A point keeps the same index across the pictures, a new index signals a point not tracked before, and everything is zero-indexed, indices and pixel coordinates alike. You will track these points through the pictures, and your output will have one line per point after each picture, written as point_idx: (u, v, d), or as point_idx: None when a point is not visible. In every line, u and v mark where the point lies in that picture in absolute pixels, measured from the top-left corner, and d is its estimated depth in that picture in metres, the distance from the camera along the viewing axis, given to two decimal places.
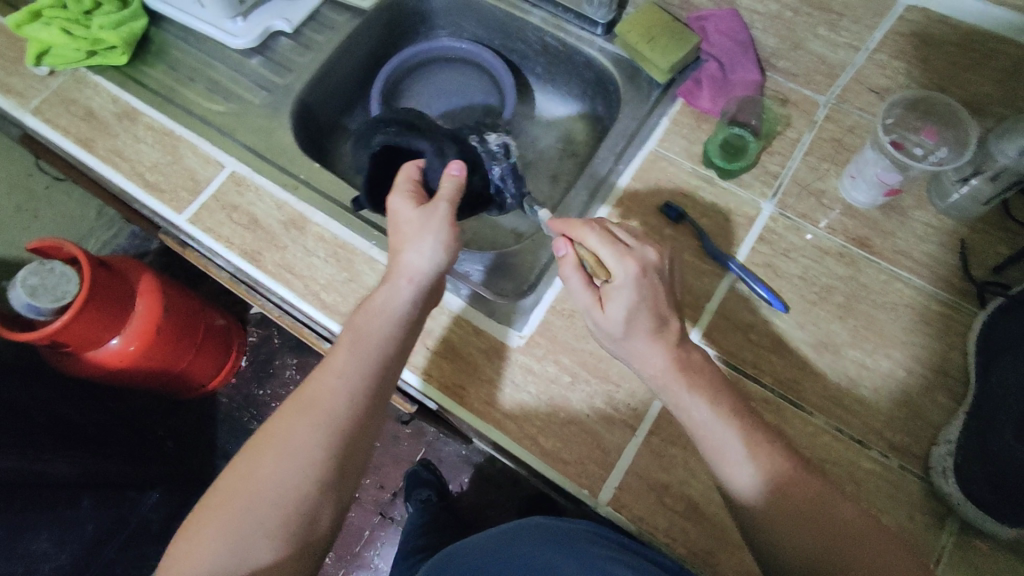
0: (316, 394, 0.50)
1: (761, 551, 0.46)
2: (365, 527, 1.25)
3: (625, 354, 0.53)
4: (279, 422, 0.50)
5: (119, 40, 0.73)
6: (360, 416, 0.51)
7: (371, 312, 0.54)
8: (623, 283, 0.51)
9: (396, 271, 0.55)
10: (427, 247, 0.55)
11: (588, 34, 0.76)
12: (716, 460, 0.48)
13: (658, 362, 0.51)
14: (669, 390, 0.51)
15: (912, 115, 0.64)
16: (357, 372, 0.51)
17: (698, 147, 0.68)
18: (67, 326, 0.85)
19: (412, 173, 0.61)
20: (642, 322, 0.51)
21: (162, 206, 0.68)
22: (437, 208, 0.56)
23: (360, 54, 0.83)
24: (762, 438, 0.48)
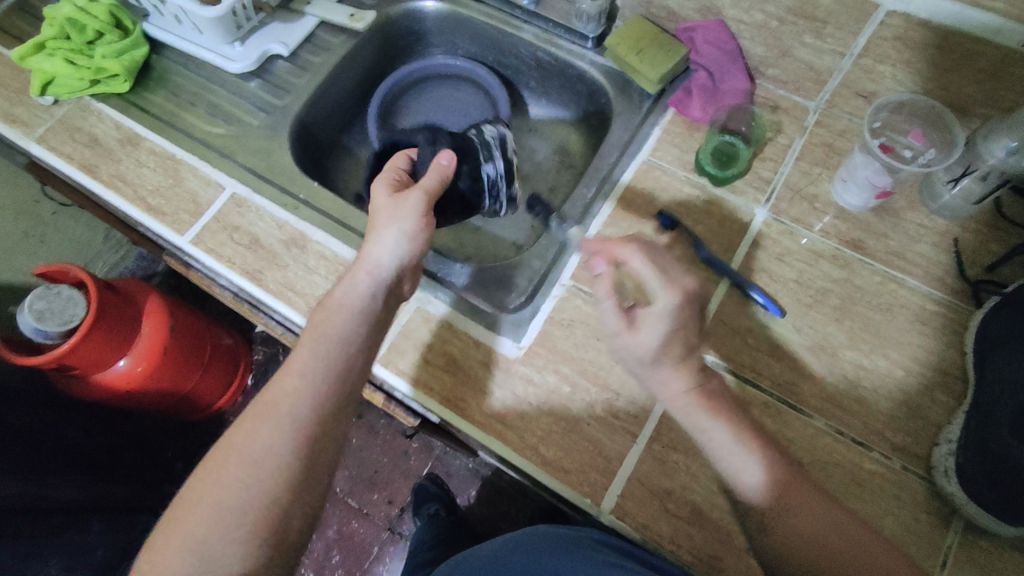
0: (276, 399, 0.50)
1: (764, 554, 0.50)
2: (374, 543, 1.25)
3: (653, 383, 0.56)
4: (240, 431, 0.49)
5: (121, 68, 0.75)
6: (323, 419, 0.50)
7: (333, 310, 0.54)
8: (657, 319, 0.54)
9: (360, 262, 0.56)
10: (392, 235, 0.57)
11: (578, 47, 0.78)
12: (728, 471, 0.51)
13: (681, 392, 0.54)
14: (689, 415, 0.53)
15: (899, 118, 0.65)
16: (319, 377, 0.51)
17: (690, 155, 0.69)
18: (74, 349, 0.86)
19: (399, 163, 0.64)
20: (674, 351, 0.55)
21: (165, 228, 0.69)
22: (408, 198, 0.58)
23: (357, 74, 0.85)
24: (772, 453, 0.51)
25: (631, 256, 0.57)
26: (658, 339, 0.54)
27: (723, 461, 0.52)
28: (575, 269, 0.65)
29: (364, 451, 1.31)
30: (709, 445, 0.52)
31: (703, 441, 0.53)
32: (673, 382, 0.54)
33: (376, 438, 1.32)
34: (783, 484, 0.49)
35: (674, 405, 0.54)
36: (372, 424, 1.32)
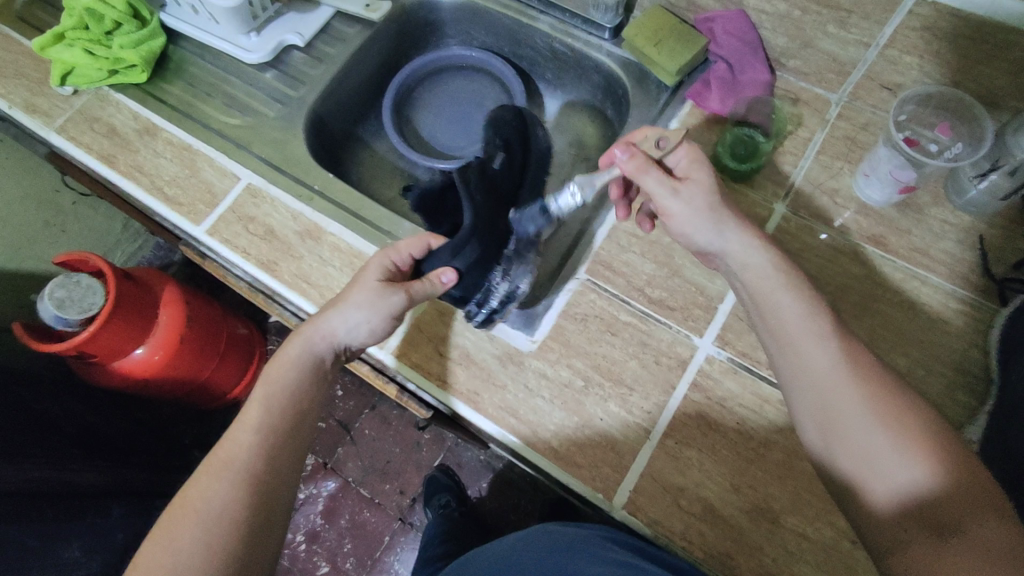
0: (229, 452, 0.52)
1: (868, 504, 0.45)
2: (385, 533, 1.27)
3: (759, 291, 0.53)
4: (194, 486, 0.50)
5: (139, 59, 0.75)
6: (274, 466, 0.52)
7: (288, 364, 0.56)
8: (694, 161, 0.59)
9: (319, 324, 0.57)
10: (354, 321, 0.57)
11: (596, 38, 0.76)
12: (822, 388, 0.48)
13: (802, 317, 0.51)
14: (784, 329, 0.51)
15: (926, 111, 0.63)
16: (270, 427, 0.53)
17: (708, 149, 0.68)
18: (93, 337, 0.87)
19: (414, 250, 0.62)
20: (721, 195, 0.58)
21: (182, 218, 0.70)
22: (388, 299, 0.57)
23: (372, 65, 0.84)
24: (869, 362, 0.48)
25: (650, 165, 0.57)
26: (714, 186, 0.57)
27: (808, 390, 0.49)
28: (589, 263, 0.64)
29: (377, 442, 1.32)
30: (801, 374, 0.50)
31: (796, 369, 0.50)
32: (789, 308, 0.51)
33: (388, 429, 1.32)
34: (902, 419, 0.45)
35: (773, 325, 0.52)
36: (385, 415, 1.33)
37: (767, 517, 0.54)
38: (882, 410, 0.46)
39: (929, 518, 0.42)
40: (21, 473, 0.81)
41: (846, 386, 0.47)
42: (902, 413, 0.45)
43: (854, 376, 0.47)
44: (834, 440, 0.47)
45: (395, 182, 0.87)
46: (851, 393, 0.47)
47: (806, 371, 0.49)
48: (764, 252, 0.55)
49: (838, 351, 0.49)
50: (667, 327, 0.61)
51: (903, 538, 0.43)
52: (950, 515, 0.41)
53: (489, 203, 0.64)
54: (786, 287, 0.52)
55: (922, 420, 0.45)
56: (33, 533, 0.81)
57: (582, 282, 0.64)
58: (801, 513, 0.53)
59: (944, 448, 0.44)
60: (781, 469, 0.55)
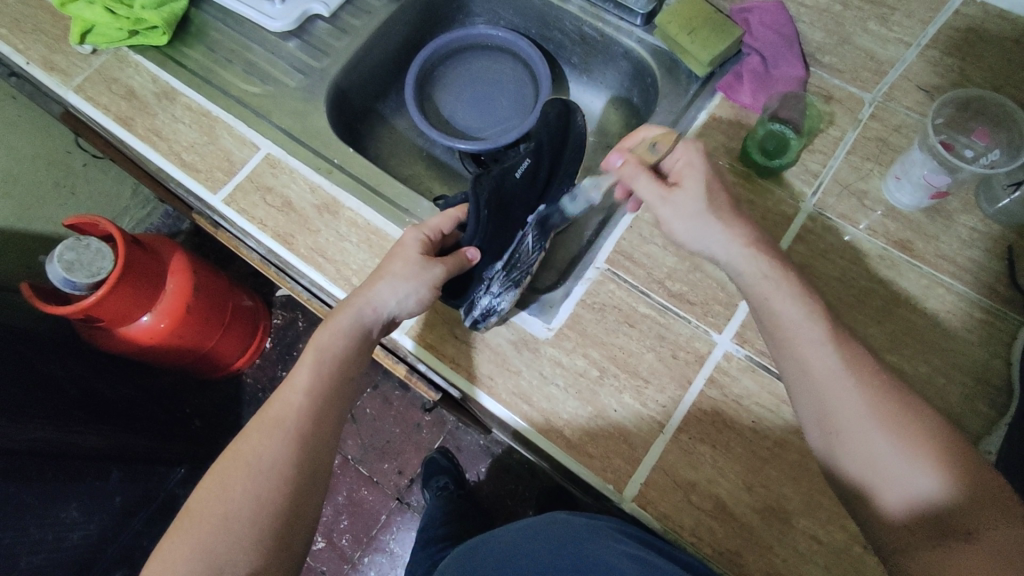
0: (278, 412, 0.52)
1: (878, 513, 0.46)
2: (382, 511, 1.27)
3: (760, 302, 0.52)
4: (245, 442, 0.51)
5: (160, 21, 0.74)
6: (320, 428, 0.53)
7: (336, 331, 0.55)
8: (692, 161, 0.57)
9: (365, 295, 0.55)
10: (402, 292, 0.55)
11: (627, 24, 0.75)
12: (821, 394, 0.48)
13: (801, 322, 0.50)
14: (788, 339, 0.50)
15: (965, 116, 0.62)
16: (319, 390, 0.53)
17: (737, 143, 0.67)
18: (101, 301, 0.87)
19: (444, 225, 0.60)
20: (720, 199, 0.55)
21: (199, 186, 0.69)
22: (432, 270, 0.56)
23: (397, 40, 0.83)
24: (869, 370, 0.48)
25: (640, 169, 0.57)
26: (704, 189, 0.55)
27: (812, 396, 0.49)
28: (610, 251, 0.63)
29: (378, 421, 1.31)
30: (804, 379, 0.49)
31: (798, 375, 0.50)
32: (789, 312, 0.50)
33: (390, 409, 1.32)
34: (907, 424, 0.45)
35: (771, 332, 0.51)
36: (387, 395, 1.33)
37: (778, 516, 0.53)
38: (888, 413, 0.46)
39: (939, 521, 0.43)
40: (27, 434, 0.81)
41: (850, 391, 0.47)
42: (905, 416, 0.46)
43: (858, 382, 0.47)
44: (841, 445, 0.47)
45: (413, 161, 0.86)
46: (855, 397, 0.47)
47: (806, 375, 0.49)
48: (765, 260, 0.52)
49: (837, 358, 0.48)
50: (687, 321, 0.60)
51: (910, 542, 0.43)
52: (959, 515, 0.42)
53: (496, 215, 0.61)
54: (791, 295, 0.51)
55: (928, 424, 0.46)
56: (31, 492, 0.82)
57: (602, 271, 0.63)
58: (812, 515, 0.53)
59: (950, 450, 0.45)
60: (795, 469, 0.54)
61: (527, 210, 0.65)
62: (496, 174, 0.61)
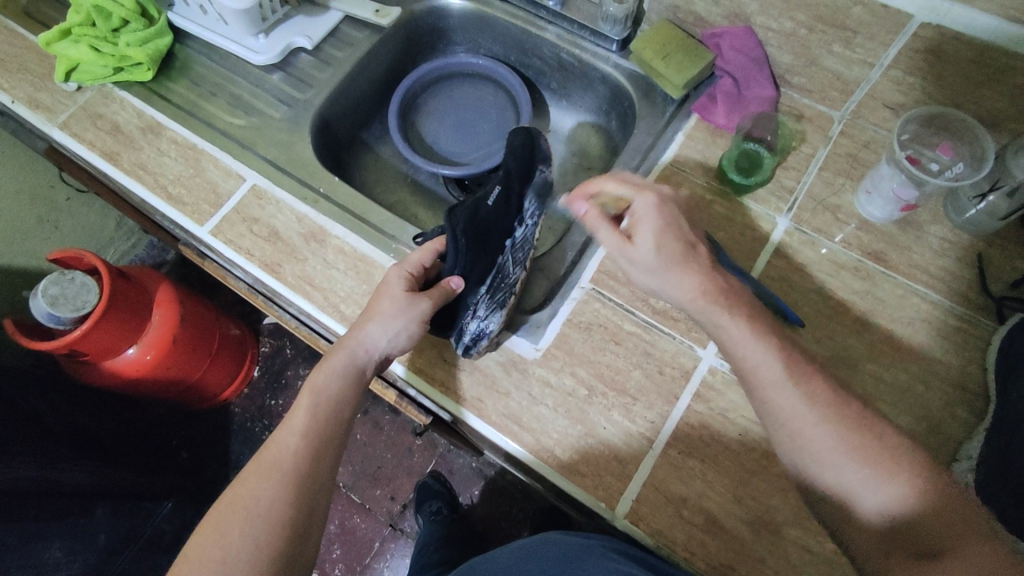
0: (275, 455, 0.52)
1: (858, 536, 0.47)
2: (375, 539, 1.26)
3: (726, 347, 0.53)
4: (242, 486, 0.50)
5: (145, 57, 0.75)
6: (317, 470, 0.52)
7: (331, 373, 0.56)
8: (646, 213, 0.57)
9: (355, 339, 0.56)
10: (391, 331, 0.56)
11: (603, 50, 0.77)
12: (787, 429, 0.49)
13: (762, 364, 0.51)
14: (751, 382, 0.51)
15: (928, 132, 0.64)
16: (315, 433, 0.53)
17: (713, 162, 0.69)
18: (86, 334, 0.86)
19: (425, 258, 0.61)
20: (673, 249, 0.55)
21: (185, 218, 0.69)
22: (419, 306, 0.57)
23: (380, 70, 0.85)
24: (835, 400, 0.49)
25: (601, 219, 0.57)
26: (654, 245, 0.55)
27: (785, 437, 0.50)
28: (594, 271, 0.65)
29: (369, 447, 1.31)
30: (774, 421, 0.50)
31: (769, 417, 0.51)
32: (757, 356, 0.51)
33: (380, 435, 1.31)
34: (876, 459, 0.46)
35: (737, 370, 0.53)
36: (377, 420, 1.32)
37: (769, 528, 0.54)
38: (857, 446, 0.47)
39: (921, 545, 0.43)
40: (12, 474, 0.81)
41: (817, 427, 0.48)
42: (873, 444, 0.47)
43: (820, 416, 0.48)
44: (815, 480, 0.48)
45: (398, 187, 0.87)
46: (824, 431, 0.48)
47: (773, 414, 0.50)
48: (717, 306, 0.53)
49: (801, 393, 0.49)
50: (672, 337, 0.61)
51: (890, 562, 0.45)
52: (939, 541, 0.43)
53: (476, 244, 0.60)
54: (753, 336, 0.51)
55: (898, 456, 0.46)
56: (16, 533, 0.82)
57: (586, 290, 0.64)
58: (802, 526, 0.54)
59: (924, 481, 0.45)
60: (784, 481, 0.55)
61: (504, 233, 0.65)
62: (470, 203, 0.60)
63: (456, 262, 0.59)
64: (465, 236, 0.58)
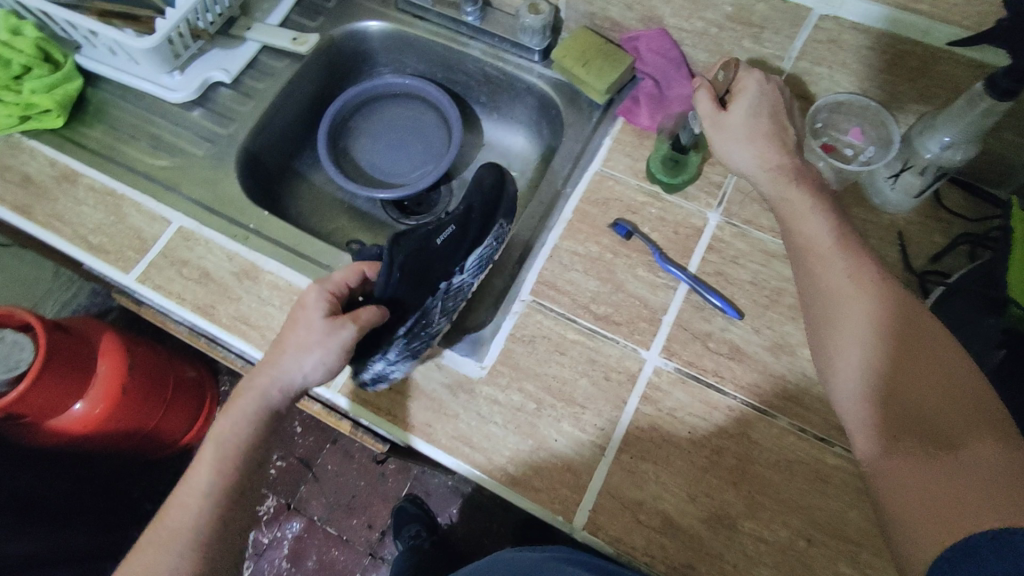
0: (177, 520, 0.51)
1: (870, 425, 0.45)
2: (354, 570, 1.23)
3: (788, 221, 0.56)
4: (141, 557, 0.50)
5: (53, 104, 0.72)
6: (221, 530, 0.52)
7: (240, 413, 0.54)
8: (746, 87, 0.61)
9: (272, 371, 0.54)
10: (309, 366, 0.54)
11: (526, 61, 0.78)
12: (829, 304, 0.50)
13: (818, 238, 0.53)
14: (809, 258, 0.53)
15: (838, 117, 0.66)
16: (219, 492, 0.52)
17: (642, 164, 0.70)
18: (23, 395, 0.82)
19: (351, 278, 0.59)
20: (761, 125, 0.60)
21: (109, 267, 0.67)
22: (339, 335, 0.54)
23: (304, 98, 0.83)
24: (882, 281, 0.49)
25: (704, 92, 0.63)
26: (746, 119, 0.60)
27: (820, 308, 0.51)
28: (534, 283, 0.64)
29: (340, 477, 1.28)
30: (817, 291, 0.51)
31: (813, 291, 0.52)
32: (818, 236, 0.53)
33: (352, 462, 1.29)
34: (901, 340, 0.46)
35: (800, 250, 0.54)
36: (347, 448, 1.30)
37: (724, 522, 0.55)
38: (883, 323, 0.47)
39: (936, 439, 0.41)
40: None
41: (856, 301, 0.48)
42: (907, 329, 0.46)
43: (861, 291, 0.49)
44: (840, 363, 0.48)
45: (336, 214, 0.86)
46: (859, 308, 0.48)
47: (819, 286, 0.51)
48: (794, 190, 0.56)
49: (851, 269, 0.50)
50: (615, 342, 0.61)
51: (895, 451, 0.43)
52: (950, 428, 0.41)
53: (406, 276, 0.58)
54: (813, 211, 0.55)
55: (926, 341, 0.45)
56: None
57: (528, 303, 0.64)
58: (755, 517, 0.55)
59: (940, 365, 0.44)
60: (734, 473, 0.56)
61: (443, 274, 0.61)
62: (419, 235, 0.59)
63: (383, 288, 0.58)
64: (396, 264, 0.57)
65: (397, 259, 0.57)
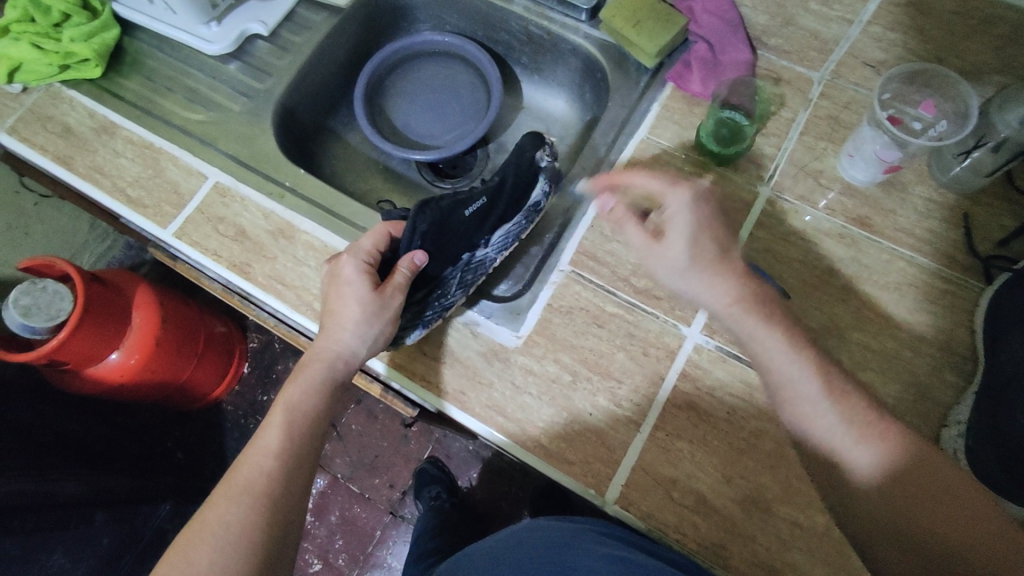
0: (246, 478, 0.51)
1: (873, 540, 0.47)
2: (376, 527, 1.26)
3: (748, 347, 0.52)
4: (211, 512, 0.49)
5: (92, 53, 0.71)
6: (290, 491, 0.52)
7: (308, 387, 0.55)
8: (677, 214, 0.55)
9: (334, 351, 0.56)
10: (367, 335, 0.55)
11: (572, 21, 0.74)
12: (793, 409, 0.49)
13: (780, 351, 0.50)
14: (748, 333, 0.52)
15: (910, 88, 0.62)
16: (289, 453, 0.53)
17: (691, 133, 0.67)
18: (63, 343, 0.84)
19: (378, 243, 0.58)
20: (705, 245, 0.54)
21: (147, 221, 0.67)
22: (392, 305, 0.56)
23: (341, 53, 0.81)
24: (839, 385, 0.48)
25: (628, 217, 0.57)
26: (689, 248, 0.54)
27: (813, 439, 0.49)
28: (574, 253, 0.63)
29: (364, 437, 1.30)
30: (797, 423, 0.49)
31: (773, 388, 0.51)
32: (777, 364, 0.50)
33: (376, 424, 1.31)
34: (899, 451, 0.46)
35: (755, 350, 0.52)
36: (372, 409, 1.31)
37: (760, 505, 0.53)
38: (869, 425, 0.47)
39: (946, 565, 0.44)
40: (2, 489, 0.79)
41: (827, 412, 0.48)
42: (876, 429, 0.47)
43: (828, 399, 0.48)
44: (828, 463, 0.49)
45: (370, 175, 0.85)
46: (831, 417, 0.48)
47: (782, 388, 0.50)
48: (750, 317, 0.52)
49: (811, 374, 0.49)
50: (655, 317, 0.60)
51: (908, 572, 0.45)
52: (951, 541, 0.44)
53: (434, 236, 0.58)
54: (776, 339, 0.51)
55: (915, 452, 0.46)
56: (9, 542, 0.82)
57: (566, 273, 0.62)
58: (793, 501, 0.53)
59: (943, 491, 0.45)
60: (773, 457, 0.54)
61: (466, 247, 0.62)
62: (445, 205, 0.58)
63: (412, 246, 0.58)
64: (426, 224, 0.57)
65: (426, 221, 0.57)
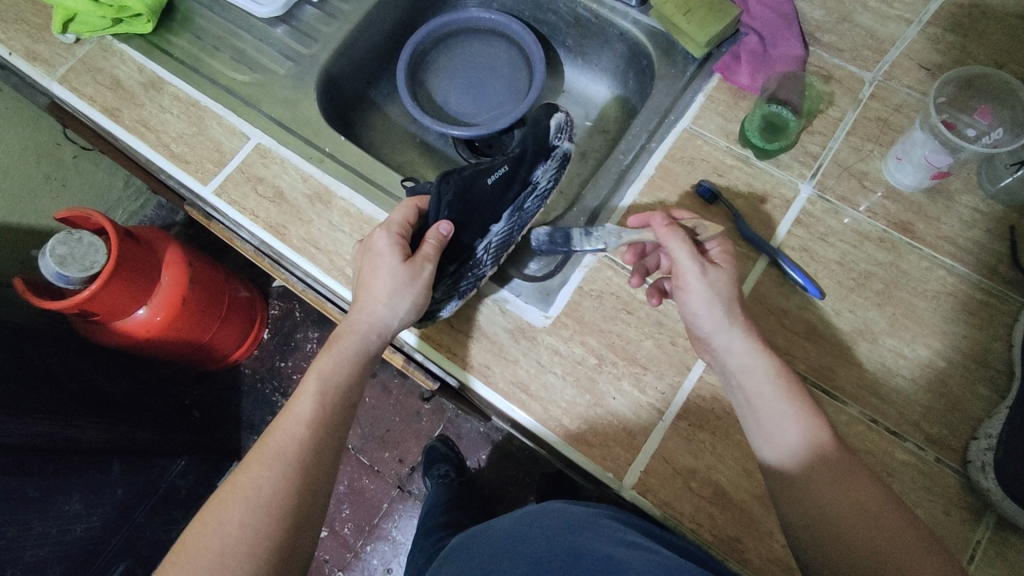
0: (280, 443, 0.52)
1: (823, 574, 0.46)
2: (384, 500, 1.27)
3: (744, 382, 0.52)
4: (244, 474, 0.50)
5: (144, 8, 0.72)
6: (320, 459, 0.52)
7: (342, 358, 0.56)
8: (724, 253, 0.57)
9: (366, 323, 0.56)
10: (401, 306, 0.56)
11: (622, 5, 0.73)
12: (763, 422, 0.51)
13: (745, 360, 0.53)
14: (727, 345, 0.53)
15: (966, 94, 0.61)
16: (321, 422, 0.53)
17: (735, 126, 0.66)
18: (95, 295, 0.85)
19: (408, 215, 0.59)
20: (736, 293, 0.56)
21: (188, 177, 0.68)
22: (423, 273, 0.57)
23: (387, 23, 0.81)
24: (803, 398, 0.52)
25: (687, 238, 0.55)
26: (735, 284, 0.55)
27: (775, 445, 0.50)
28: None
29: (378, 410, 1.32)
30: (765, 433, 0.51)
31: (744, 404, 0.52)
32: (776, 406, 0.51)
33: (390, 398, 1.32)
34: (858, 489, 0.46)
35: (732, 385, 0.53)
36: (386, 384, 1.33)
37: None
38: (859, 496, 0.46)
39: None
40: (27, 428, 0.80)
41: (788, 417, 0.50)
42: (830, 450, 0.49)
43: (794, 406, 0.51)
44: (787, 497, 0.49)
45: (406, 148, 0.85)
46: (793, 424, 0.50)
47: (749, 399, 0.52)
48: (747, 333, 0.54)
49: (765, 370, 0.52)
50: None
51: None
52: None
53: (460, 202, 0.60)
54: (770, 372, 0.52)
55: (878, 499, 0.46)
56: (35, 484, 0.82)
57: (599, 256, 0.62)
58: None
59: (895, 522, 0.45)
60: None
61: (490, 219, 0.63)
62: (466, 175, 0.60)
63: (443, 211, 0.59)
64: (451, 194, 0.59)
65: (446, 191, 0.58)
